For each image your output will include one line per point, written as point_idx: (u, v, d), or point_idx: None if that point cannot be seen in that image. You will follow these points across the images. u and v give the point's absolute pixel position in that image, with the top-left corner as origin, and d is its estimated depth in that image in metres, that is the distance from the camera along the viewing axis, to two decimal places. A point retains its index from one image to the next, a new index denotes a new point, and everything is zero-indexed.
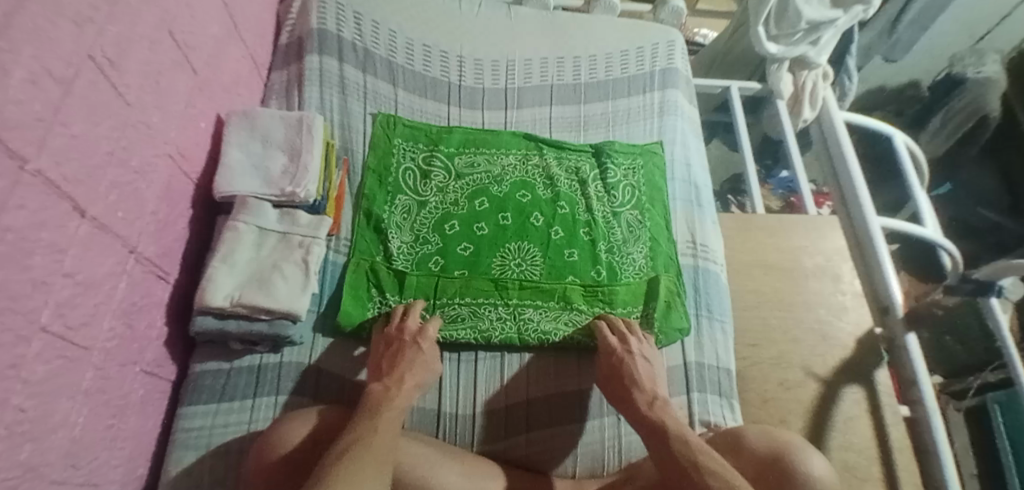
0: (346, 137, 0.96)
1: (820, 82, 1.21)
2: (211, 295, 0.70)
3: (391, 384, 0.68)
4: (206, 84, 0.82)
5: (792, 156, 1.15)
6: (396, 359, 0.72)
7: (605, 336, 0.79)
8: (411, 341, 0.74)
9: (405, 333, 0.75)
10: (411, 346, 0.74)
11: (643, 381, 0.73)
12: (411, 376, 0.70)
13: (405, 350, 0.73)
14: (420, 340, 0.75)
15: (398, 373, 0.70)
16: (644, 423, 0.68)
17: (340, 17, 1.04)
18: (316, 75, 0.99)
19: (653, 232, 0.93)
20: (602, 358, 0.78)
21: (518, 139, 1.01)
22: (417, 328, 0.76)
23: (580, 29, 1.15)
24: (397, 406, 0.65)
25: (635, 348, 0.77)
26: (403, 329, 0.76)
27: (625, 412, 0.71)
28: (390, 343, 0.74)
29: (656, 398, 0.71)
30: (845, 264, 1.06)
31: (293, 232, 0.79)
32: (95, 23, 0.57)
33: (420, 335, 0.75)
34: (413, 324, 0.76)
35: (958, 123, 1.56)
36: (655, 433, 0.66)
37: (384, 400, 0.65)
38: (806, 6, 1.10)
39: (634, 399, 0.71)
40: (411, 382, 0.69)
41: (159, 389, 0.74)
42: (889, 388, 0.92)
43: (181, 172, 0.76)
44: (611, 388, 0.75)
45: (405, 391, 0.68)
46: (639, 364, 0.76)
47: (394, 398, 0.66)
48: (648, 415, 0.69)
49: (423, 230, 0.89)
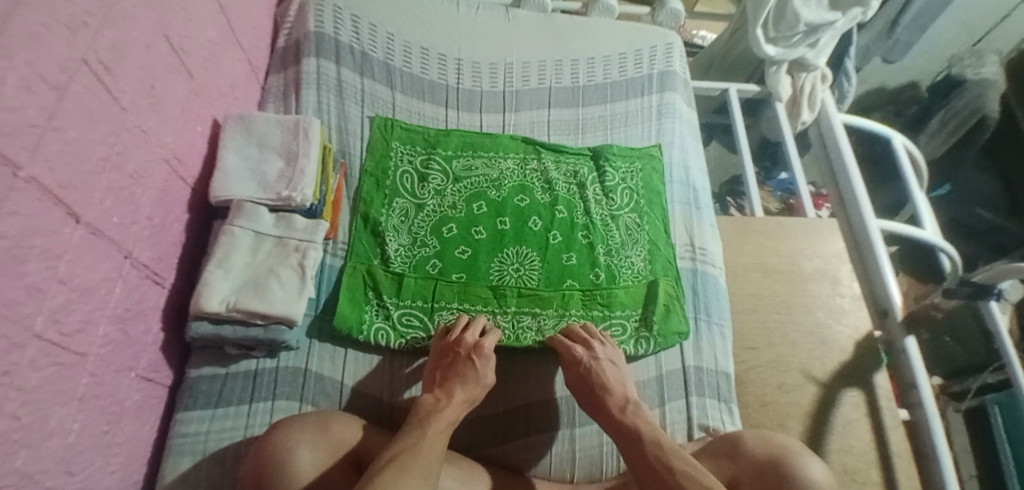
0: (343, 140, 0.96)
1: (818, 84, 1.21)
2: (206, 300, 0.70)
3: (440, 397, 0.69)
4: (202, 88, 0.82)
5: (791, 158, 1.15)
6: (450, 373, 0.72)
7: (568, 345, 0.78)
8: (466, 356, 0.74)
9: (462, 346, 0.75)
10: (465, 361, 0.73)
11: (612, 386, 0.74)
12: (462, 392, 0.70)
13: (460, 365, 0.73)
14: (475, 356, 0.74)
15: (448, 386, 0.71)
16: (619, 430, 0.69)
17: (337, 20, 1.04)
18: (314, 79, 0.99)
19: (652, 236, 0.93)
20: (568, 367, 0.77)
21: (517, 142, 1.01)
22: (474, 342, 0.75)
23: (578, 32, 1.15)
24: (445, 421, 0.66)
25: (599, 354, 0.77)
26: (461, 342, 0.75)
27: (599, 419, 0.72)
28: (446, 355, 0.75)
29: (628, 403, 0.72)
30: (844, 267, 1.05)
31: (289, 237, 0.79)
32: (90, 28, 0.57)
33: (476, 350, 0.74)
34: (471, 338, 0.76)
35: (955, 125, 1.57)
36: (629, 439, 0.67)
37: (434, 412, 0.66)
38: (805, 8, 1.09)
39: (606, 406, 0.72)
40: (461, 397, 0.69)
41: (155, 394, 0.73)
42: (888, 391, 0.92)
43: (177, 176, 0.76)
44: (583, 395, 0.75)
45: (454, 405, 0.68)
46: (606, 368, 0.76)
47: (443, 411, 0.67)
48: (621, 420, 0.70)
49: (421, 233, 0.89)
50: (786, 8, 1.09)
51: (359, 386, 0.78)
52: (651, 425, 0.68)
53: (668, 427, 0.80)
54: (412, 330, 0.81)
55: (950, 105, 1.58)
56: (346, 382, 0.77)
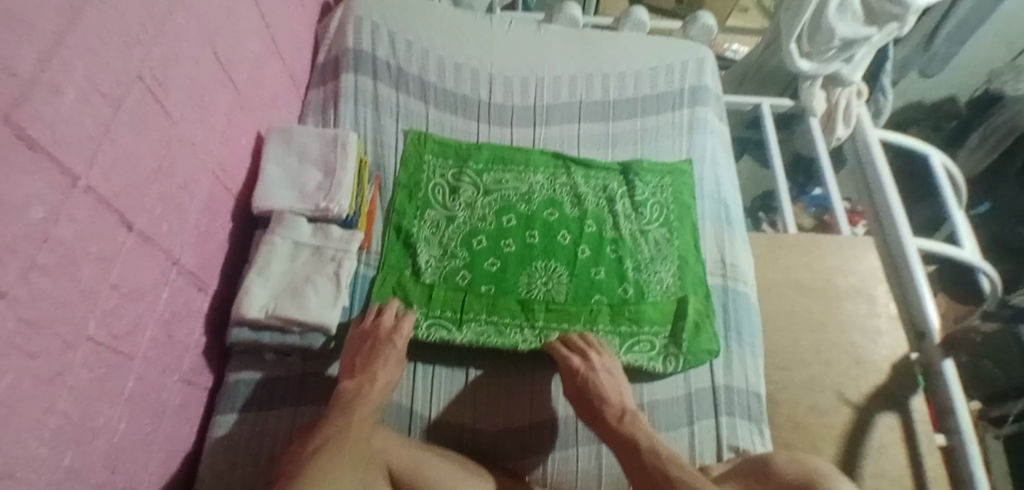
0: (378, 153, 0.98)
1: (854, 100, 1.19)
2: (247, 306, 0.72)
3: (364, 383, 0.72)
4: (246, 102, 0.85)
5: (825, 173, 1.13)
6: (371, 357, 0.74)
7: (564, 356, 0.78)
8: (385, 339, 0.76)
9: (380, 330, 0.77)
10: (385, 344, 0.75)
11: (610, 396, 0.75)
12: (385, 374, 0.73)
13: (380, 348, 0.75)
14: (394, 337, 0.77)
15: (370, 370, 0.73)
16: (619, 441, 0.71)
17: (375, 36, 1.07)
18: (351, 93, 1.02)
19: (681, 251, 0.93)
20: (566, 378, 0.78)
21: (547, 156, 1.02)
22: (392, 325, 0.78)
23: (608, 47, 1.15)
24: (370, 407, 0.69)
25: (597, 362, 0.78)
26: (379, 326, 0.77)
27: (597, 428, 0.74)
28: (366, 339, 0.76)
29: (625, 412, 0.74)
30: (880, 286, 1.03)
31: (325, 246, 0.81)
32: (144, 45, 0.61)
33: (395, 331, 0.77)
34: (388, 322, 0.78)
35: (994, 142, 1.54)
36: (627, 450, 0.69)
37: (355, 399, 0.70)
38: (840, 22, 1.07)
39: (605, 416, 0.74)
40: (383, 380, 0.73)
41: (196, 396, 0.76)
42: (925, 415, 0.89)
43: (222, 186, 0.79)
44: (582, 409, 0.76)
45: (377, 389, 0.71)
46: (603, 377, 0.76)
47: (367, 397, 0.70)
48: (618, 430, 0.72)
49: (451, 245, 0.90)
50: (820, 22, 1.08)
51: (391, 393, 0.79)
52: (647, 432, 0.71)
53: (696, 447, 0.79)
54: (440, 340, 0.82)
55: (989, 120, 1.54)
56: None
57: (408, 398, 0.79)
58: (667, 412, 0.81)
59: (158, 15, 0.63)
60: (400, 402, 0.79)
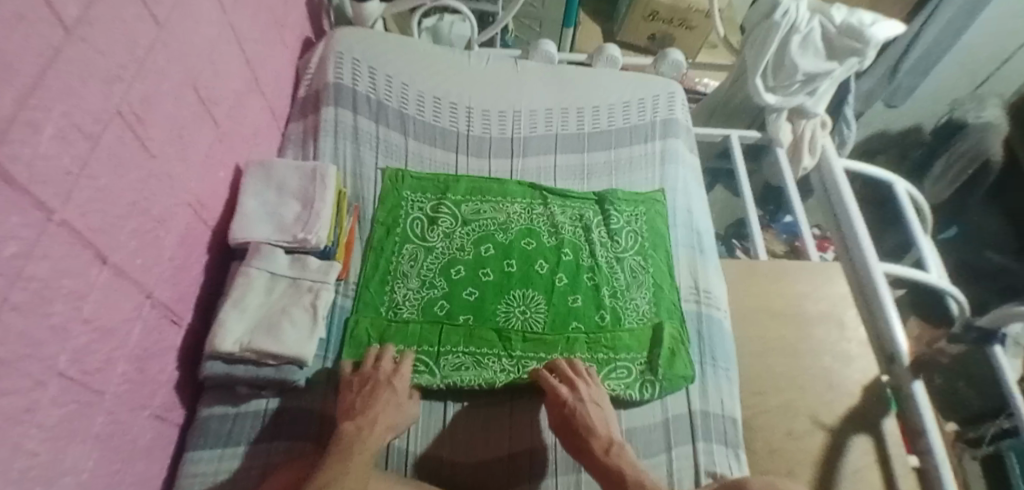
0: (358, 185, 1.00)
1: (819, 131, 1.24)
2: (221, 340, 0.72)
3: (362, 425, 0.71)
4: (226, 136, 0.86)
5: (793, 200, 1.17)
6: (370, 399, 0.74)
7: (553, 386, 0.79)
8: (384, 381, 0.76)
9: (380, 372, 0.77)
10: (386, 388, 0.76)
11: (597, 428, 0.76)
12: (385, 417, 0.73)
13: (381, 391, 0.75)
14: (394, 381, 0.77)
15: (370, 413, 0.72)
16: (603, 473, 0.72)
17: (355, 71, 1.10)
18: (331, 127, 1.03)
19: (657, 279, 0.95)
20: (552, 409, 0.78)
21: (523, 187, 1.04)
22: (391, 368, 0.79)
23: (583, 81, 1.20)
24: (368, 450, 0.69)
25: (585, 393, 0.79)
26: (379, 368, 0.78)
27: (582, 458, 0.74)
28: (366, 382, 0.76)
29: (612, 444, 0.74)
30: (849, 310, 1.06)
31: (303, 277, 0.81)
32: (124, 82, 0.62)
33: (395, 375, 0.78)
34: (388, 365, 0.79)
35: (959, 169, 1.58)
36: (613, 483, 0.70)
37: (355, 442, 0.69)
38: (802, 58, 1.12)
39: (591, 448, 0.74)
40: (382, 423, 0.73)
41: (167, 433, 0.75)
42: (898, 438, 0.90)
43: (199, 219, 0.80)
44: (569, 440, 0.76)
45: (376, 433, 0.71)
46: (590, 409, 0.77)
47: (366, 440, 0.70)
48: (606, 462, 0.72)
49: (430, 276, 0.91)
50: (783, 59, 1.14)
51: None
52: (632, 462, 0.72)
53: (674, 474, 0.79)
54: (417, 374, 0.81)
55: (952, 149, 1.60)
56: None
57: None
58: (644, 441, 0.82)
59: (140, 53, 0.65)
60: None
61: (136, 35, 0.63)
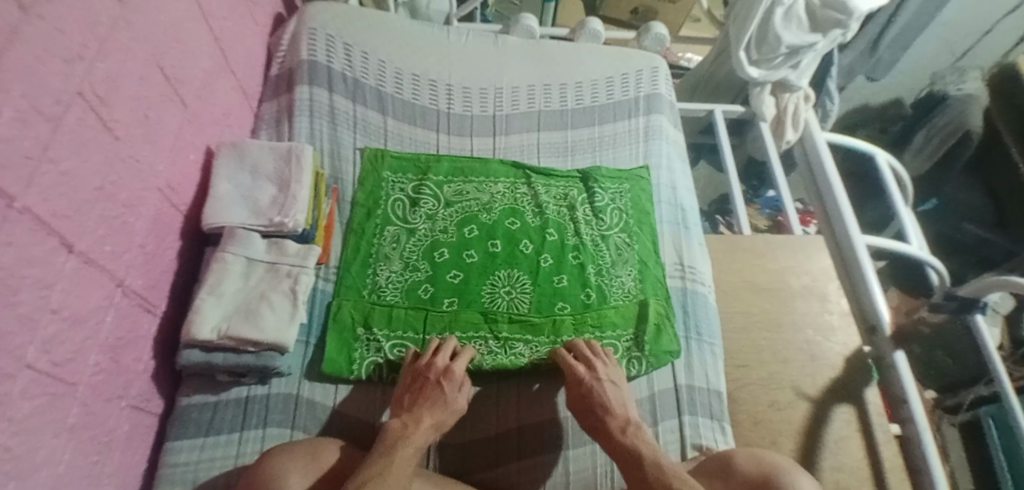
0: (336, 166, 0.97)
1: (802, 104, 1.23)
2: (198, 328, 0.69)
3: (408, 422, 0.70)
4: (196, 117, 0.83)
5: (776, 175, 1.16)
6: (419, 398, 0.73)
7: (571, 364, 0.78)
8: (435, 381, 0.74)
9: (431, 371, 0.75)
10: (435, 387, 0.74)
11: (614, 407, 0.75)
12: (430, 417, 0.71)
13: (430, 390, 0.74)
14: (444, 382, 0.75)
15: (417, 411, 0.72)
16: (620, 454, 0.70)
17: (330, 48, 1.06)
18: (306, 106, 1.00)
19: (641, 256, 0.94)
20: (569, 387, 0.78)
21: (506, 167, 1.02)
22: (444, 367, 0.76)
23: (566, 56, 1.17)
24: (414, 447, 0.67)
25: (603, 372, 0.78)
26: (430, 366, 0.76)
27: (599, 437, 0.74)
28: (416, 379, 0.76)
29: (628, 424, 0.73)
30: (831, 283, 1.06)
31: (281, 262, 0.79)
32: (85, 61, 0.59)
33: (446, 375, 0.75)
34: (441, 362, 0.77)
35: (941, 140, 1.59)
36: (631, 462, 0.69)
37: (400, 438, 0.67)
38: (785, 31, 1.11)
39: (607, 427, 0.73)
40: (429, 422, 0.70)
41: (146, 423, 0.73)
42: (880, 407, 0.92)
43: (170, 204, 0.77)
44: (588, 422, 0.75)
45: (422, 430, 0.69)
46: (608, 389, 0.76)
47: (410, 437, 0.68)
48: (622, 442, 0.71)
49: (413, 258, 0.90)
50: (766, 32, 1.12)
51: (349, 412, 0.77)
52: (650, 443, 0.71)
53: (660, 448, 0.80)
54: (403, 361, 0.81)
55: (932, 122, 1.61)
56: (336, 408, 0.77)
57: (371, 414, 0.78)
58: None
59: (101, 30, 0.61)
60: (361, 417, 0.77)
61: (95, 12, 0.60)
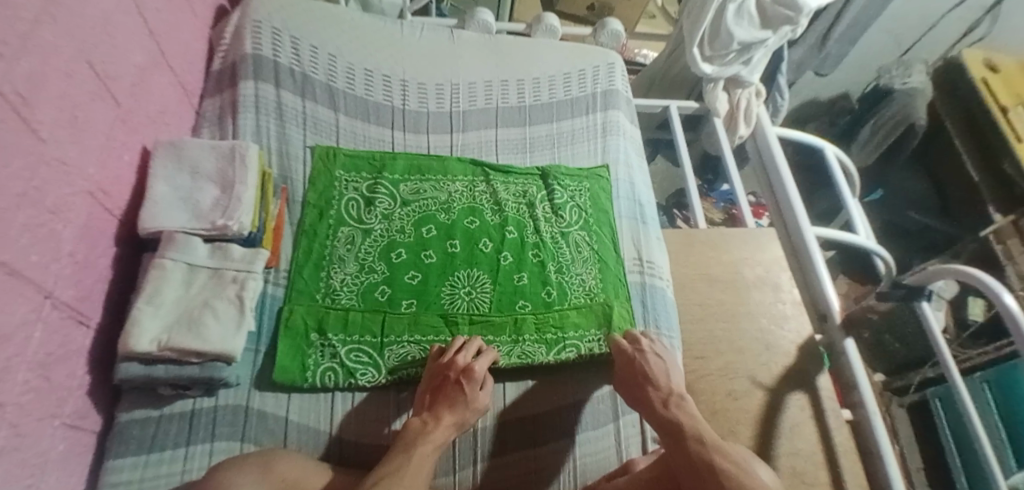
0: (285, 165, 0.93)
1: (753, 100, 1.26)
2: (135, 339, 0.65)
3: (428, 420, 0.72)
4: (129, 116, 0.77)
5: (730, 169, 1.19)
6: (439, 396, 0.74)
7: (615, 339, 0.83)
8: (455, 380, 0.75)
9: (452, 369, 0.75)
10: (455, 385, 0.74)
11: (657, 378, 0.79)
12: (451, 414, 0.72)
13: (450, 388, 0.74)
14: (464, 381, 0.74)
15: (438, 409, 0.73)
16: (663, 421, 0.74)
17: (276, 41, 1.02)
18: (251, 102, 0.95)
19: (601, 253, 0.95)
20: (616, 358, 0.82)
21: (464, 165, 1.01)
22: (464, 365, 0.76)
23: (522, 52, 1.16)
24: (433, 444, 0.69)
25: (648, 348, 0.82)
26: (452, 365, 0.76)
27: (643, 408, 0.77)
28: (438, 376, 0.76)
29: (671, 396, 0.77)
30: (783, 273, 1.10)
31: (226, 267, 0.75)
32: (6, 59, 0.54)
33: (466, 375, 0.75)
34: (463, 360, 0.76)
35: (886, 133, 1.65)
36: (672, 431, 0.72)
37: (421, 435, 0.69)
38: (738, 27, 1.13)
39: (651, 399, 0.77)
40: (449, 420, 0.72)
41: (82, 443, 0.67)
42: (831, 392, 0.96)
43: (103, 208, 0.71)
44: (633, 396, 0.79)
45: (442, 428, 0.71)
46: (651, 359, 0.80)
47: (430, 434, 0.69)
48: (665, 413, 0.75)
49: (368, 260, 0.87)
50: (719, 28, 1.13)
51: (302, 420, 0.75)
52: (690, 415, 0.74)
53: (623, 444, 0.81)
54: (361, 367, 0.78)
55: (878, 115, 1.67)
56: (290, 417, 0.74)
57: (324, 421, 0.75)
58: (594, 410, 0.83)
59: (23, 26, 0.56)
60: (312, 424, 0.75)
61: (17, 7, 0.55)
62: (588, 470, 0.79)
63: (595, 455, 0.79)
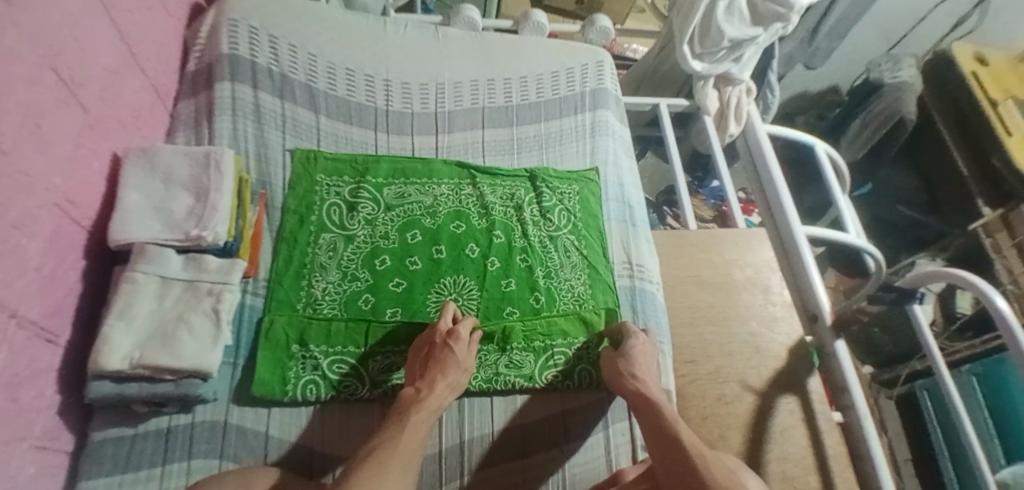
0: (264, 170, 0.90)
1: (743, 98, 1.24)
2: (106, 357, 0.62)
3: (422, 387, 0.70)
4: (99, 122, 0.74)
5: (720, 167, 1.18)
6: (429, 363, 0.73)
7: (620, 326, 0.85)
8: (441, 344, 0.74)
9: (437, 335, 0.75)
10: (443, 349, 0.74)
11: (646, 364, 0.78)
12: (444, 378, 0.71)
13: (439, 352, 0.73)
14: (451, 342, 0.74)
15: (429, 375, 0.72)
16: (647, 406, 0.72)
17: (254, 40, 0.98)
18: (228, 104, 0.92)
19: (590, 258, 0.93)
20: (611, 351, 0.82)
21: (450, 167, 0.98)
22: (448, 329, 0.76)
23: (509, 50, 1.14)
24: (428, 410, 0.67)
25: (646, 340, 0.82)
26: (436, 333, 0.76)
27: (626, 392, 0.75)
28: (426, 346, 0.75)
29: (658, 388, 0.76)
30: (774, 275, 1.09)
31: (201, 279, 0.72)
32: None
33: (451, 336, 0.75)
34: (445, 327, 0.77)
35: (876, 127, 1.64)
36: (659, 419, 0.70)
37: (415, 403, 0.68)
38: (728, 25, 1.11)
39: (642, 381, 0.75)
40: (443, 384, 0.71)
41: (52, 464, 0.65)
42: (822, 395, 0.95)
43: (70, 220, 0.68)
44: (616, 383, 0.77)
45: (436, 393, 0.70)
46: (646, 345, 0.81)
47: (424, 401, 0.68)
48: (654, 397, 0.73)
49: (351, 267, 0.85)
50: (710, 26, 1.11)
51: (283, 436, 0.73)
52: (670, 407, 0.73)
53: (612, 454, 0.80)
54: (344, 379, 0.77)
55: (867, 110, 1.66)
56: (270, 433, 0.72)
57: (308, 437, 0.73)
58: (584, 420, 0.82)
59: None
60: (297, 441, 0.73)
61: None
62: (577, 482, 0.77)
63: (583, 465, 0.78)
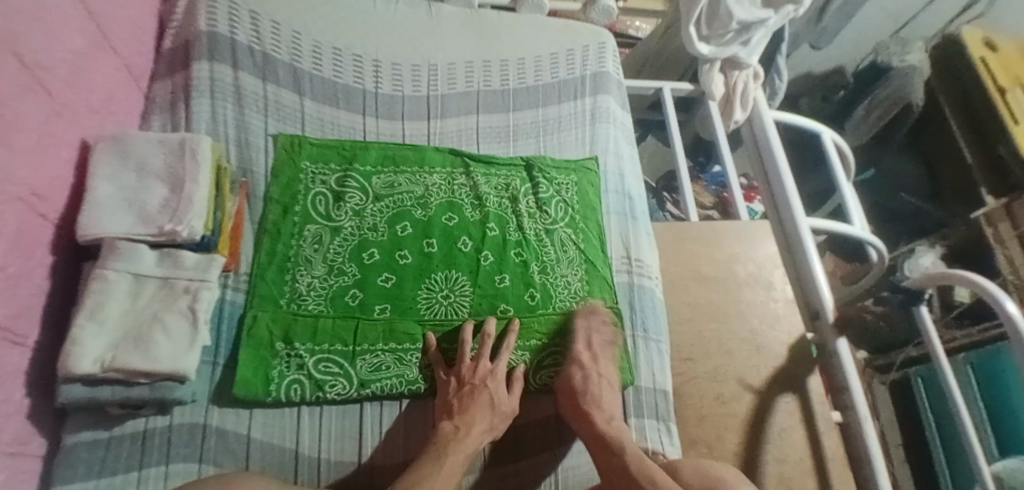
0: (245, 157, 0.85)
1: (750, 83, 1.19)
2: (75, 361, 0.59)
3: (460, 425, 0.71)
4: (65, 108, 0.69)
5: (723, 153, 1.13)
6: (466, 402, 0.73)
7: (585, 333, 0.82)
8: (482, 384, 0.75)
9: (475, 375, 0.75)
10: (484, 391, 0.74)
11: (603, 402, 0.77)
12: (481, 421, 0.72)
13: (478, 392, 0.74)
14: (490, 383, 0.75)
15: (466, 413, 0.72)
16: (603, 440, 0.74)
17: (233, 16, 0.92)
18: (206, 85, 0.87)
19: (587, 254, 0.90)
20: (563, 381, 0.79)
21: (443, 154, 0.94)
22: (487, 369, 0.76)
23: (506, 30, 1.08)
24: (464, 453, 0.68)
25: (593, 370, 0.79)
26: (474, 370, 0.76)
27: (583, 430, 0.75)
28: (462, 386, 0.75)
29: (614, 417, 0.76)
30: (777, 271, 1.05)
31: (176, 276, 0.69)
32: None
33: (491, 377, 0.76)
34: (485, 365, 0.77)
35: (881, 113, 1.59)
36: (613, 454, 0.72)
37: (452, 442, 0.69)
38: (737, 6, 1.06)
39: (595, 418, 0.75)
40: (479, 427, 0.71)
41: (24, 469, 0.62)
42: (821, 395, 0.93)
43: (36, 214, 0.63)
44: (574, 421, 0.76)
45: (472, 436, 0.70)
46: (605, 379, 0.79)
47: (461, 442, 0.69)
48: (607, 431, 0.74)
49: (338, 261, 0.81)
50: (719, 6, 1.06)
51: (266, 438, 0.70)
52: (628, 443, 0.73)
53: None
54: (331, 378, 0.74)
55: (874, 93, 1.60)
56: (252, 435, 0.70)
57: (293, 438, 0.71)
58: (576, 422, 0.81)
59: None
60: (283, 443, 0.71)
61: None
62: (570, 484, 0.76)
63: (576, 468, 0.77)
